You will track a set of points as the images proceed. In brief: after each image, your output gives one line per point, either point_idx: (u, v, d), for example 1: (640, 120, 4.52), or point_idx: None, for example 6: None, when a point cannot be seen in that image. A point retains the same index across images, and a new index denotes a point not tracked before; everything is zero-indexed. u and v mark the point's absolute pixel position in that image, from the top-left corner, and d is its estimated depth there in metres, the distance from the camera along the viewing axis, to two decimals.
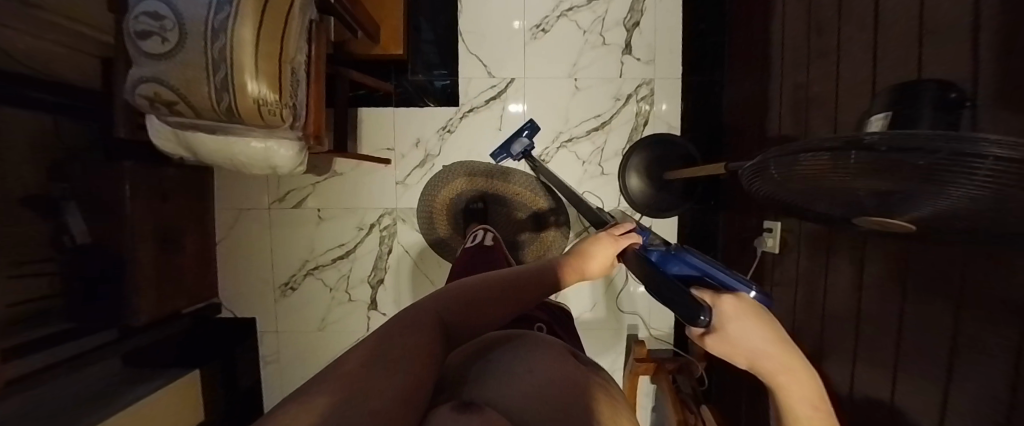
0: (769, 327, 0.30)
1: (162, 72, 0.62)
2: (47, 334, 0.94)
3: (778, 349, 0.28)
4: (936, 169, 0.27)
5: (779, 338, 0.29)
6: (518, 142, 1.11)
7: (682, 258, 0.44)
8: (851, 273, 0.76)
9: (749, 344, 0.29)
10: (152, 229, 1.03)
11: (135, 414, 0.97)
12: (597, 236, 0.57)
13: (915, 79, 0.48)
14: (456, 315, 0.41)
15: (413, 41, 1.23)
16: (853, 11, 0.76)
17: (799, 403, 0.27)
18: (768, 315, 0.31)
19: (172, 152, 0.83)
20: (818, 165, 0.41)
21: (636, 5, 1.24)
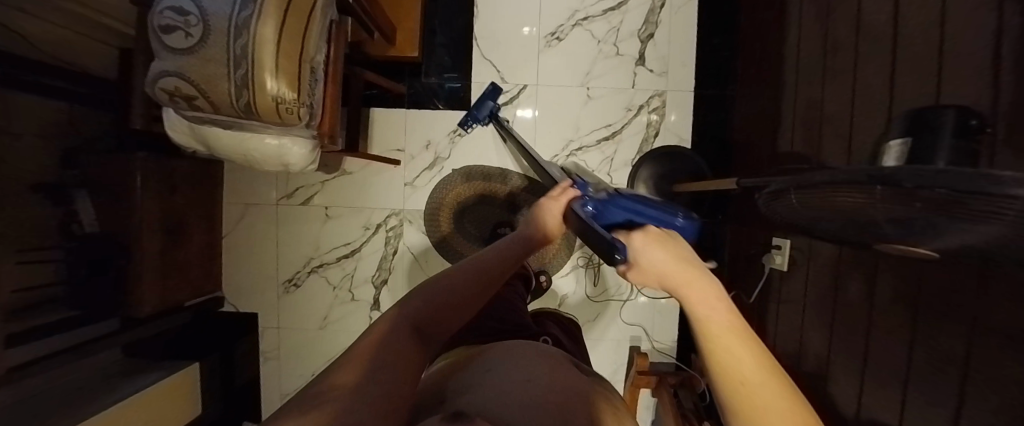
0: (673, 248, 0.40)
1: (183, 67, 0.62)
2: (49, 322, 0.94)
3: (677, 260, 0.37)
4: (955, 205, 0.28)
5: (677, 258, 0.37)
6: (484, 106, 1.17)
7: (615, 207, 0.49)
8: (862, 295, 0.76)
9: (653, 258, 0.38)
10: (160, 220, 1.03)
11: (132, 407, 0.96)
12: (543, 201, 0.58)
13: (929, 107, 0.49)
14: (432, 322, 0.42)
15: (428, 44, 1.24)
16: (871, 31, 0.76)
17: (699, 305, 0.33)
18: (669, 245, 0.40)
19: (186, 145, 0.83)
20: (845, 196, 0.42)
21: (651, 17, 1.25)
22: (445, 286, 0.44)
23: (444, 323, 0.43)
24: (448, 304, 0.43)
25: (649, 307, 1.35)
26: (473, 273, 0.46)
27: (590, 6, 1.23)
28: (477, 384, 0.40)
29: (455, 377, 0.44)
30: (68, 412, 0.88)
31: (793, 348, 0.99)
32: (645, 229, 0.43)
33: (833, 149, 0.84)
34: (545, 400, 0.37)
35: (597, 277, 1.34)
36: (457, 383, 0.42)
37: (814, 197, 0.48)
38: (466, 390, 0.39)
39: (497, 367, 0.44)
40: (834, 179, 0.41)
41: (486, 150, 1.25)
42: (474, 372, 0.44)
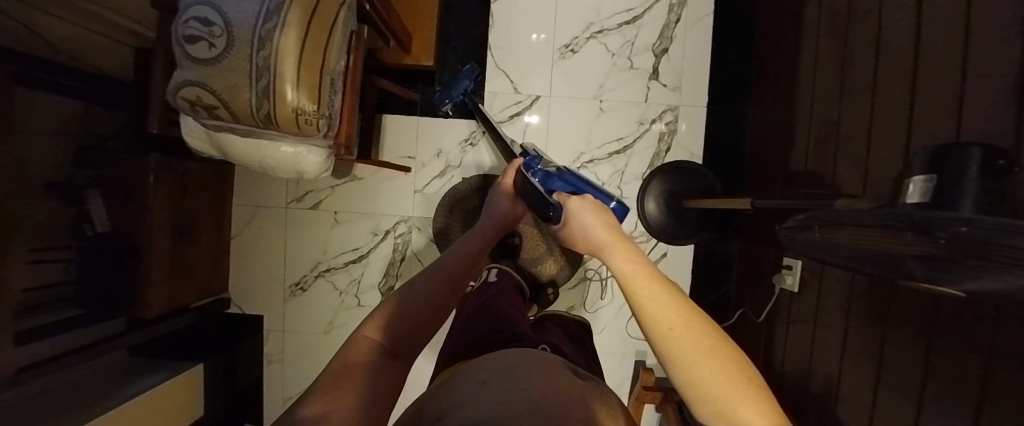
0: (598, 214, 0.54)
1: (206, 77, 0.62)
2: (58, 321, 0.94)
3: (600, 225, 0.53)
4: (974, 256, 0.29)
5: (606, 224, 0.53)
6: (460, 85, 1.13)
7: (563, 179, 0.69)
8: (874, 323, 0.75)
9: (583, 224, 0.54)
10: (171, 221, 1.04)
11: (136, 408, 0.96)
12: (495, 190, 0.69)
13: (955, 144, 0.48)
14: (400, 335, 0.45)
15: (442, 52, 1.24)
16: (890, 56, 0.76)
17: (627, 265, 0.48)
18: (601, 210, 0.55)
19: (201, 150, 0.83)
20: (884, 238, 0.44)
21: (665, 32, 1.24)
22: (410, 297, 0.48)
23: (415, 337, 0.46)
24: (417, 317, 0.47)
25: None
26: (438, 277, 0.51)
27: (605, 19, 1.23)
28: (470, 398, 0.39)
29: (441, 395, 0.45)
30: (72, 413, 0.87)
31: (803, 370, 0.98)
32: (578, 198, 0.56)
33: (848, 172, 0.84)
34: (530, 401, 0.36)
35: (603, 289, 1.34)
36: (448, 398, 0.42)
37: (857, 235, 0.49)
38: (459, 405, 0.38)
39: (484, 377, 0.44)
40: (882, 221, 0.44)
41: (497, 159, 1.25)
42: (461, 386, 0.44)
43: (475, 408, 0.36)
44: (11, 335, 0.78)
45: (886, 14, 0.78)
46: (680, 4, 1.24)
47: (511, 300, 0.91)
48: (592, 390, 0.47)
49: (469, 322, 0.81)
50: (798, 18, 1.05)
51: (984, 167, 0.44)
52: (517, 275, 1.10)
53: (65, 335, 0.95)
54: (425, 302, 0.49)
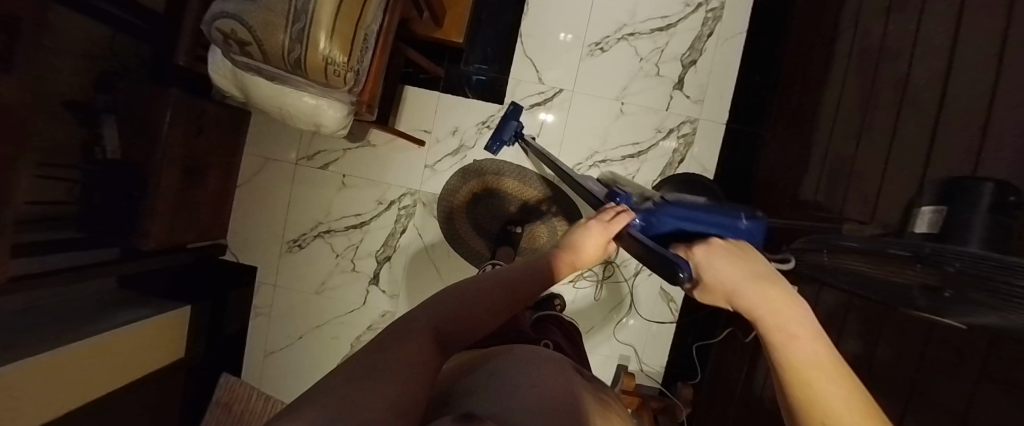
0: (745, 260, 0.36)
1: (242, 11, 0.63)
2: (55, 239, 0.94)
3: (752, 278, 0.32)
4: (987, 285, 0.32)
5: (750, 270, 0.34)
6: (508, 128, 1.19)
7: (661, 219, 0.51)
8: (858, 353, 0.76)
9: (725, 271, 0.34)
10: (182, 158, 1.04)
11: (114, 340, 0.95)
12: (586, 224, 0.51)
13: (968, 179, 0.49)
14: (452, 326, 0.35)
15: (473, 32, 1.24)
16: (917, 94, 0.76)
17: (778, 329, 0.29)
18: (739, 255, 0.36)
19: (225, 89, 0.83)
20: (889, 269, 0.47)
21: (697, 44, 1.24)
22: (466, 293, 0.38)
23: (460, 331, 0.36)
24: (471, 313, 0.37)
25: (643, 328, 1.34)
26: (498, 284, 0.41)
27: (639, 22, 1.23)
28: (492, 385, 0.38)
29: (462, 379, 0.42)
30: (58, 333, 0.88)
31: None
32: (707, 240, 0.39)
33: (857, 204, 0.85)
34: (547, 406, 0.35)
35: (598, 291, 1.34)
36: (469, 380, 0.40)
37: (855, 264, 0.52)
38: (481, 391, 0.36)
39: (501, 368, 0.43)
40: (883, 247, 0.47)
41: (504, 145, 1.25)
42: (479, 373, 0.42)
43: (493, 396, 0.35)
44: (9, 246, 0.78)
45: (918, 52, 0.78)
46: (715, 18, 1.25)
47: None
48: (600, 398, 0.47)
49: None
50: (831, 48, 1.05)
51: (996, 205, 0.45)
52: None
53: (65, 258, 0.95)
54: (482, 299, 0.38)
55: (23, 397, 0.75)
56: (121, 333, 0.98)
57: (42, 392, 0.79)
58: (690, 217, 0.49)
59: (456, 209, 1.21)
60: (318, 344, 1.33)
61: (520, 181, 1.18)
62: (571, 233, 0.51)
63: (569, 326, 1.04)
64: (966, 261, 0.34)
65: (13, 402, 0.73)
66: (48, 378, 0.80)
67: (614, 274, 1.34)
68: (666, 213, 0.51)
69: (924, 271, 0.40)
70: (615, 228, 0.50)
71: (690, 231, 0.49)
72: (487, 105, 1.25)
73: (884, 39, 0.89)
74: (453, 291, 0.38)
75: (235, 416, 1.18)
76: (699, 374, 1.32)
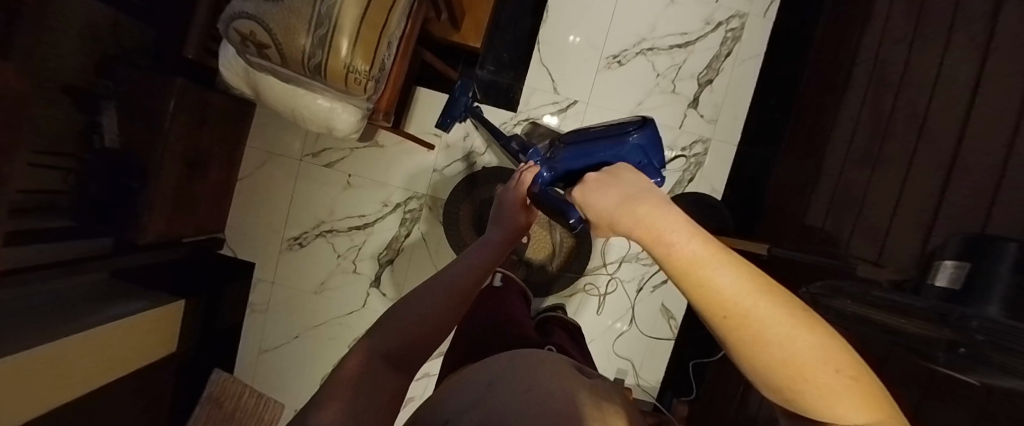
0: (611, 178, 0.34)
1: (263, 12, 0.60)
2: (51, 229, 0.90)
3: (619, 197, 0.29)
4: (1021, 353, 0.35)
5: (624, 190, 0.30)
6: (457, 102, 1.13)
7: (561, 162, 0.59)
8: None
9: (604, 204, 0.30)
10: (183, 150, 1.00)
11: (107, 336, 0.92)
12: (503, 194, 0.57)
13: (993, 238, 0.49)
14: (403, 348, 0.37)
15: (490, 37, 1.21)
16: (933, 136, 0.76)
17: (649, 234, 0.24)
18: (607, 180, 0.33)
19: (234, 86, 0.80)
20: (913, 327, 0.50)
21: (714, 63, 1.23)
22: (411, 311, 0.39)
23: (416, 347, 0.38)
24: (422, 326, 0.39)
25: (641, 342, 1.35)
26: (446, 286, 0.43)
27: (658, 38, 1.22)
28: (482, 400, 0.39)
29: (444, 402, 0.43)
30: (49, 326, 0.85)
31: None
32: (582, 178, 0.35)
33: (865, 240, 0.85)
34: (540, 407, 0.35)
35: (600, 305, 1.34)
36: (467, 394, 0.41)
37: (890, 319, 0.54)
38: (468, 410, 0.38)
39: (500, 374, 0.44)
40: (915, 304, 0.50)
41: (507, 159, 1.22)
42: (476, 383, 0.43)
43: (489, 410, 0.36)
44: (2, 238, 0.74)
45: (937, 94, 0.78)
46: (734, 38, 1.24)
47: (518, 310, 0.92)
48: (602, 391, 0.49)
49: (483, 329, 0.80)
50: (847, 78, 1.05)
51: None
52: (520, 281, 1.09)
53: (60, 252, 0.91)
54: (429, 312, 0.40)
55: (25, 394, 0.73)
56: (103, 331, 0.92)
57: (42, 389, 0.77)
58: (590, 152, 0.58)
59: (461, 217, 1.19)
60: (315, 343, 1.31)
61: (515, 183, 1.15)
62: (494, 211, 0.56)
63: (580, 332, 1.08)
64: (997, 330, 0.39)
65: (14, 399, 0.71)
66: (46, 374, 0.78)
67: (616, 289, 1.34)
68: (562, 159, 0.59)
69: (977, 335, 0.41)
70: (524, 189, 0.56)
71: (581, 168, 0.59)
72: (500, 112, 1.22)
73: (903, 75, 0.89)
74: (398, 315, 0.39)
75: (228, 413, 1.16)
76: (695, 391, 1.33)
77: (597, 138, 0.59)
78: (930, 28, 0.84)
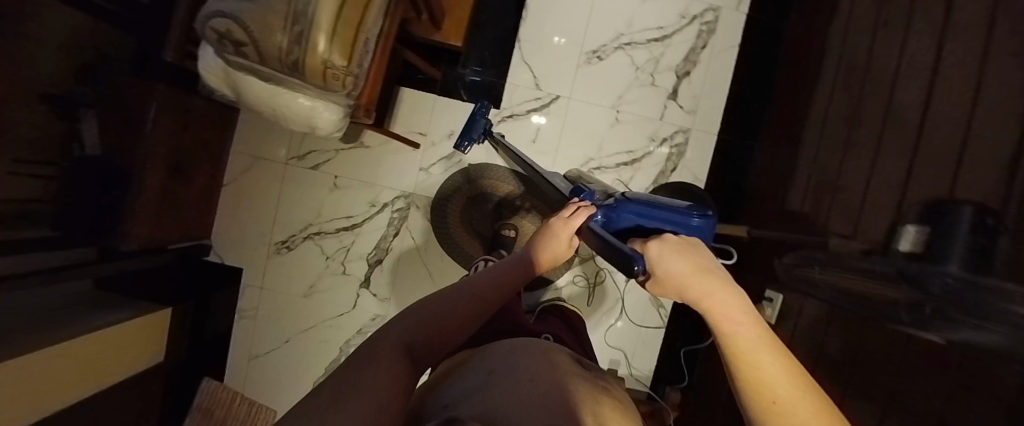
0: (695, 256, 0.42)
1: (238, 9, 0.60)
2: (38, 238, 0.90)
3: (699, 273, 0.38)
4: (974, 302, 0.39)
5: (703, 270, 0.39)
6: (479, 124, 1.09)
7: (627, 213, 0.62)
8: (837, 360, 0.79)
9: (678, 270, 0.39)
10: (166, 155, 1.00)
11: (92, 344, 0.92)
12: (548, 224, 0.58)
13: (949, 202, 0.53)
14: (425, 340, 0.37)
15: (472, 36, 1.23)
16: (898, 115, 0.80)
17: (726, 306, 0.33)
18: (696, 253, 0.42)
19: (214, 87, 0.81)
20: (880, 289, 0.55)
21: (691, 56, 1.26)
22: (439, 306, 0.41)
23: (434, 340, 0.39)
24: (443, 322, 0.40)
25: (632, 332, 1.36)
26: (468, 294, 0.44)
27: (635, 32, 1.25)
28: (481, 387, 0.38)
29: (443, 388, 0.43)
30: (35, 336, 0.84)
31: None
32: (664, 239, 0.45)
33: (840, 218, 0.87)
34: (550, 394, 0.36)
35: (590, 296, 1.35)
36: (472, 377, 0.43)
37: (858, 284, 0.59)
38: (466, 395, 0.37)
39: (502, 362, 0.46)
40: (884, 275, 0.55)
41: (493, 156, 1.24)
42: (480, 368, 0.45)
43: (500, 392, 0.36)
44: None
45: (901, 75, 0.82)
46: (709, 31, 1.27)
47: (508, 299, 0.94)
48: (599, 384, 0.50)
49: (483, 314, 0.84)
50: (819, 66, 1.09)
51: (980, 226, 0.47)
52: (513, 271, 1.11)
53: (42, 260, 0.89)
54: (451, 311, 0.42)
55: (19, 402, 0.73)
56: (99, 336, 0.94)
57: (32, 399, 0.77)
58: (654, 216, 0.61)
59: (449, 213, 1.23)
60: (306, 347, 1.30)
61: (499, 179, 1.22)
62: (536, 238, 0.58)
63: (575, 318, 1.10)
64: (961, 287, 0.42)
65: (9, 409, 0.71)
66: (36, 383, 0.78)
67: (605, 281, 1.35)
68: (627, 212, 0.62)
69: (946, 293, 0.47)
70: (573, 223, 0.57)
71: (643, 227, 0.61)
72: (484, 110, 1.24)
73: (870, 59, 0.92)
74: (422, 308, 0.41)
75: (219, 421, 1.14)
76: (686, 378, 1.35)
77: (666, 207, 0.62)
78: (892, 14, 0.88)
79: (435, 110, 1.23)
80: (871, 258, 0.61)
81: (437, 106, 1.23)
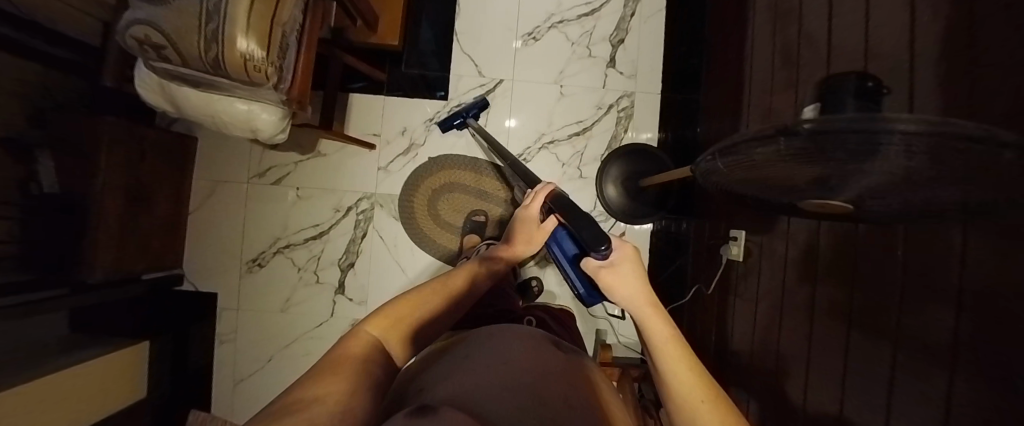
0: (639, 271, 0.54)
1: (154, 16, 0.65)
2: (9, 282, 0.92)
3: (642, 287, 0.51)
4: (862, 133, 0.33)
5: (644, 286, 0.52)
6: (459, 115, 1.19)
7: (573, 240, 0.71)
8: (809, 283, 0.83)
9: (625, 284, 0.52)
10: (124, 185, 1.02)
11: (64, 378, 0.92)
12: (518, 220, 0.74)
13: (836, 76, 0.50)
14: (397, 335, 0.45)
15: (412, 35, 1.29)
16: (807, 30, 0.83)
17: (653, 320, 0.45)
18: (640, 266, 0.55)
19: (156, 105, 0.84)
20: (760, 157, 0.48)
21: (622, 24, 1.32)
22: (414, 303, 0.49)
23: (409, 338, 0.46)
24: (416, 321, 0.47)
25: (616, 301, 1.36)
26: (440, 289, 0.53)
27: (565, 11, 1.31)
28: (452, 372, 0.37)
29: (425, 369, 0.41)
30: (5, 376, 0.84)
31: (751, 340, 1.04)
32: (626, 247, 0.57)
33: None
34: (520, 383, 0.34)
35: None
36: (443, 365, 0.40)
37: (745, 160, 0.51)
38: (436, 382, 0.35)
39: (477, 348, 0.43)
40: (757, 139, 0.45)
41: (449, 146, 1.28)
42: (457, 352, 0.44)
43: (466, 380, 0.34)
44: None
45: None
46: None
47: None
48: (570, 355, 0.51)
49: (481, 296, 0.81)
50: None
51: (862, 90, 0.48)
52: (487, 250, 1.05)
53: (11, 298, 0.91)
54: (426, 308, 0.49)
55: None
56: (71, 371, 0.94)
57: None
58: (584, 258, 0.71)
59: (418, 207, 1.26)
60: (289, 363, 1.28)
61: (481, 175, 1.26)
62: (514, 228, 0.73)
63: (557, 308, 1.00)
64: (849, 123, 0.33)
65: None
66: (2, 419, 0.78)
67: None
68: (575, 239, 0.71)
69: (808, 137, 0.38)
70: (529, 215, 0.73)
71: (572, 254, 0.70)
72: (431, 102, 1.28)
73: None
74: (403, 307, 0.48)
75: None
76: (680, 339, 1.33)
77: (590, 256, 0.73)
78: None
79: (385, 110, 1.27)
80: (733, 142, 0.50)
81: (388, 106, 1.28)
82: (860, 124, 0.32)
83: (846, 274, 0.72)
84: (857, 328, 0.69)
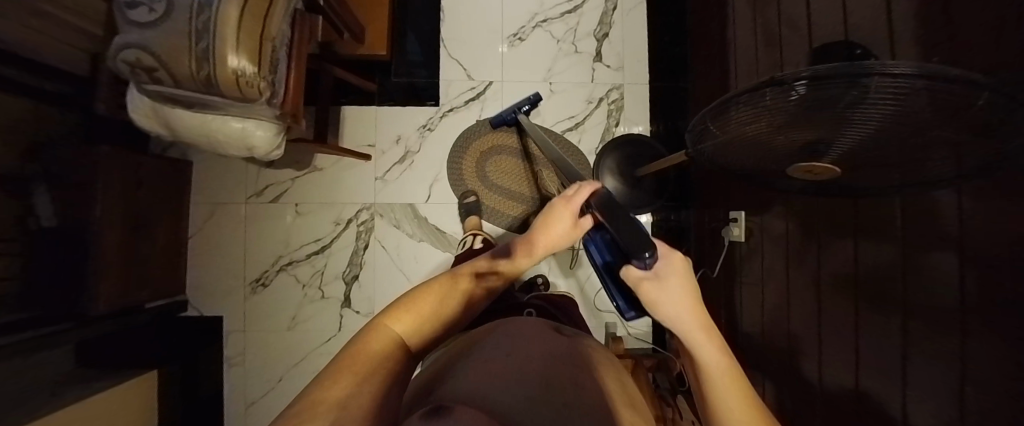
0: (689, 283, 0.38)
1: (145, 39, 0.67)
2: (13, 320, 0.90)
3: (693, 307, 0.36)
4: (854, 84, 0.34)
5: (694, 301, 0.37)
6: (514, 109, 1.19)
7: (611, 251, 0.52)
8: (812, 255, 0.83)
9: (673, 302, 0.36)
10: (122, 214, 1.02)
11: (75, 414, 0.89)
12: (553, 206, 0.54)
13: (827, 44, 0.49)
14: (417, 334, 0.38)
15: (399, 45, 1.30)
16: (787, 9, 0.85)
17: (707, 352, 0.33)
18: (688, 274, 0.39)
19: (150, 129, 0.84)
20: (752, 115, 0.49)
21: (605, 19, 1.35)
22: (425, 301, 0.41)
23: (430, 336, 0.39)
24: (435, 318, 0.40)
25: None
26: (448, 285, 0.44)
27: (548, 10, 1.33)
28: (467, 374, 0.34)
29: (448, 371, 0.37)
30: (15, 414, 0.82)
31: (761, 319, 1.03)
32: (672, 250, 0.40)
33: None
34: (531, 391, 0.31)
35: (574, 258, 1.34)
36: (457, 367, 0.37)
37: (735, 117, 0.52)
38: (450, 383, 0.32)
39: (493, 346, 0.40)
40: (749, 94, 0.46)
41: (444, 151, 1.29)
42: (478, 349, 0.41)
43: (478, 384, 0.31)
44: None
45: None
46: None
47: None
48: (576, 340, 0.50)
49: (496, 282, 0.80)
50: None
51: (850, 58, 0.48)
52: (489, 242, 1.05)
53: (16, 335, 0.90)
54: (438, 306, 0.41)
55: None
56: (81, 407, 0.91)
57: None
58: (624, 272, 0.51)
59: (466, 166, 1.27)
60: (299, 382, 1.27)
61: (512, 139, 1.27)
62: (542, 216, 0.54)
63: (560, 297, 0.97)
64: (838, 75, 0.34)
65: None
66: None
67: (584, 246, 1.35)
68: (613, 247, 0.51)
69: (798, 94, 0.40)
70: (575, 205, 0.54)
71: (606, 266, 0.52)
72: (423, 109, 1.29)
73: None
74: (415, 303, 0.40)
75: None
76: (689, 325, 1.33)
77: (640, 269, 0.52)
78: None
79: (377, 120, 1.28)
80: (728, 102, 0.51)
81: (380, 116, 1.29)
82: (848, 70, 0.33)
83: (847, 243, 0.72)
84: (865, 295, 0.69)
